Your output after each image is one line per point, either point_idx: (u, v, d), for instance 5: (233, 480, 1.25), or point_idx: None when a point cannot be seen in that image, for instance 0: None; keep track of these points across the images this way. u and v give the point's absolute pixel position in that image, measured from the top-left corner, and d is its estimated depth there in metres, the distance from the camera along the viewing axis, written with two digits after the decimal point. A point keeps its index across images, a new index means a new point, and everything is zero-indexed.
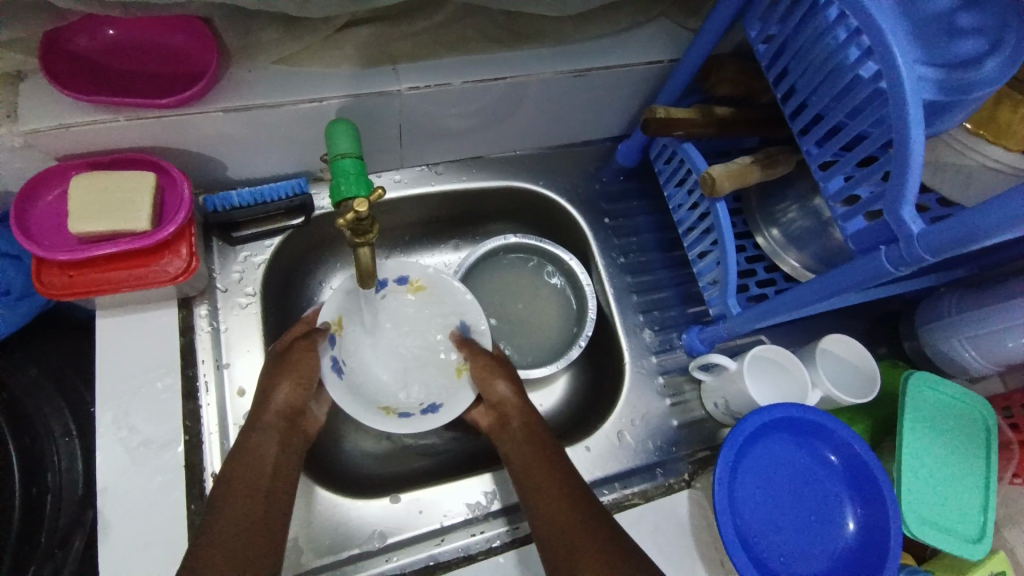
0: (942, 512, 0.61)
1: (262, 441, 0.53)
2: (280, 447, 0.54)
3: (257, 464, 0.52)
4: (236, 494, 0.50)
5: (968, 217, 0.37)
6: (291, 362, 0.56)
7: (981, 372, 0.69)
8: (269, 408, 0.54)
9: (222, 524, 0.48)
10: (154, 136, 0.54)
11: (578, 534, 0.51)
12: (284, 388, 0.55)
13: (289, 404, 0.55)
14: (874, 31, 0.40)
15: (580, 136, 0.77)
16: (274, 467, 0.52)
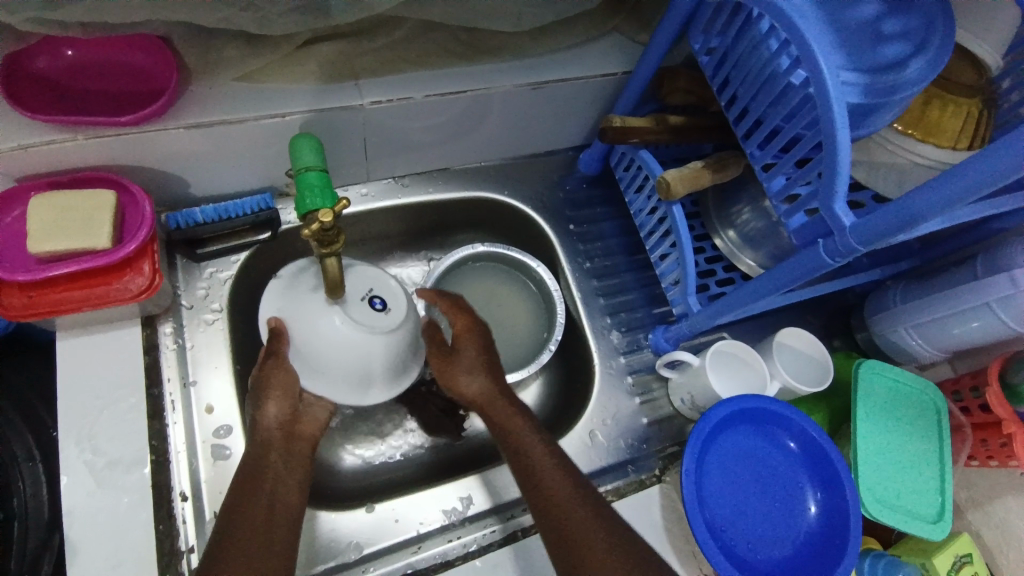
0: (900, 495, 0.64)
1: (258, 456, 0.52)
2: (280, 460, 0.53)
3: (258, 475, 0.51)
4: (240, 504, 0.49)
5: (894, 209, 0.40)
6: (266, 378, 0.55)
7: (929, 359, 0.73)
8: (258, 427, 0.54)
9: (236, 535, 0.47)
10: (116, 155, 0.54)
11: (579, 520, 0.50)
12: (271, 406, 0.55)
13: (281, 418, 0.55)
14: (801, 42, 0.43)
15: (544, 147, 0.80)
16: (274, 475, 0.52)
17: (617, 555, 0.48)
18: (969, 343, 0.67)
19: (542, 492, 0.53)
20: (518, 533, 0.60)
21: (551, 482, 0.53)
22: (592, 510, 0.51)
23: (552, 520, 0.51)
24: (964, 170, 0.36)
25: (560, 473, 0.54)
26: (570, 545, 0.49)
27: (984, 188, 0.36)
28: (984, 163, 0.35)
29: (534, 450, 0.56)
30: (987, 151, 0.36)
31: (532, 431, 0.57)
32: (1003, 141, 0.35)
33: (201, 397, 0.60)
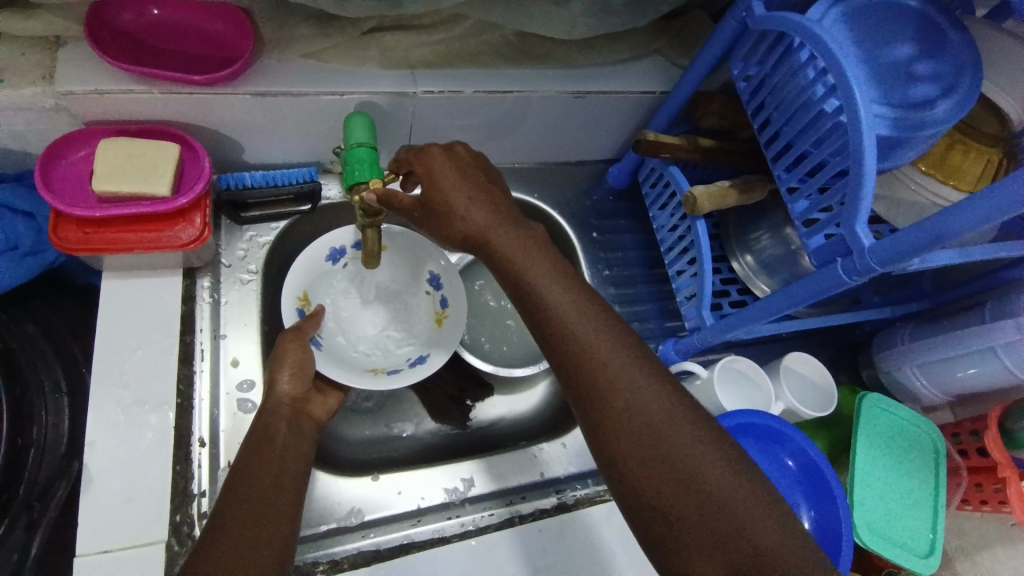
0: (891, 526, 0.65)
1: (269, 423, 0.54)
2: (287, 428, 0.54)
3: (267, 441, 0.52)
4: (247, 470, 0.49)
5: (915, 231, 0.42)
6: (280, 352, 0.58)
7: (932, 401, 0.75)
8: (274, 393, 0.56)
9: (241, 490, 0.48)
10: (183, 112, 0.57)
11: (614, 377, 0.46)
12: (287, 372, 0.57)
13: (293, 393, 0.57)
14: (838, 71, 0.46)
15: (576, 156, 0.83)
16: (282, 443, 0.53)
17: (673, 419, 0.45)
18: (970, 387, 0.69)
19: (575, 347, 0.47)
20: (514, 517, 0.62)
21: (587, 338, 0.47)
22: (642, 369, 0.46)
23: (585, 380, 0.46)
24: (986, 196, 0.39)
25: (596, 330, 0.48)
26: (603, 406, 0.45)
27: (1003, 213, 0.39)
28: (1004, 191, 0.38)
29: (560, 297, 0.49)
30: (1007, 180, 0.38)
31: (551, 276, 0.50)
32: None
33: (228, 351, 0.62)
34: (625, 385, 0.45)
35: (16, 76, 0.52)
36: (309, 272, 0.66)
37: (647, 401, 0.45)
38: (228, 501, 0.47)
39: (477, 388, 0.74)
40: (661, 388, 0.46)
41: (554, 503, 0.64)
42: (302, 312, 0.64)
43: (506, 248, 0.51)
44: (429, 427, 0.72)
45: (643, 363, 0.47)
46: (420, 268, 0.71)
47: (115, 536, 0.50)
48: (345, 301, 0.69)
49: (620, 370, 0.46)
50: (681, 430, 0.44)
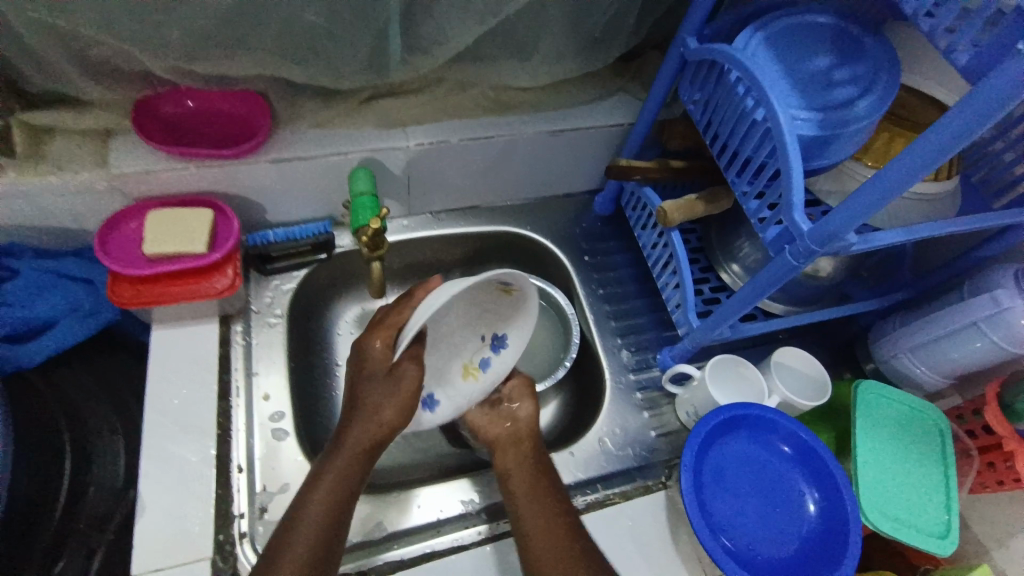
0: (904, 509, 0.65)
1: (341, 471, 0.56)
2: (356, 477, 0.57)
3: (338, 489, 0.55)
4: (302, 521, 0.53)
5: (839, 212, 0.47)
6: (381, 379, 0.59)
7: (937, 387, 0.76)
8: (347, 439, 0.57)
9: (294, 540, 0.52)
10: (215, 183, 0.68)
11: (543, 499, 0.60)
12: (389, 413, 0.58)
13: (388, 425, 0.58)
14: (759, 87, 0.53)
15: (562, 189, 0.91)
16: (348, 496, 0.56)
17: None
18: (966, 367, 0.70)
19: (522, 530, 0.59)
20: None
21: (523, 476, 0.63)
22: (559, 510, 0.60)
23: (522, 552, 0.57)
24: (889, 169, 0.44)
25: (540, 509, 0.60)
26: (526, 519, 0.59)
27: (906, 182, 0.43)
28: (900, 164, 0.43)
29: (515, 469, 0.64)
30: (903, 153, 0.43)
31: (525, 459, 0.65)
32: (914, 145, 0.42)
33: (261, 386, 0.69)
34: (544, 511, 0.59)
35: (79, 165, 0.63)
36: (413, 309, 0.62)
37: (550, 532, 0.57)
38: (281, 542, 0.52)
39: None
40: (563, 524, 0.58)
41: None
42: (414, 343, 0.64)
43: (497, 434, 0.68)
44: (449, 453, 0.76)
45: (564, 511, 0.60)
46: (491, 321, 0.70)
47: (165, 555, 0.56)
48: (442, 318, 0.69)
49: (551, 554, 0.56)
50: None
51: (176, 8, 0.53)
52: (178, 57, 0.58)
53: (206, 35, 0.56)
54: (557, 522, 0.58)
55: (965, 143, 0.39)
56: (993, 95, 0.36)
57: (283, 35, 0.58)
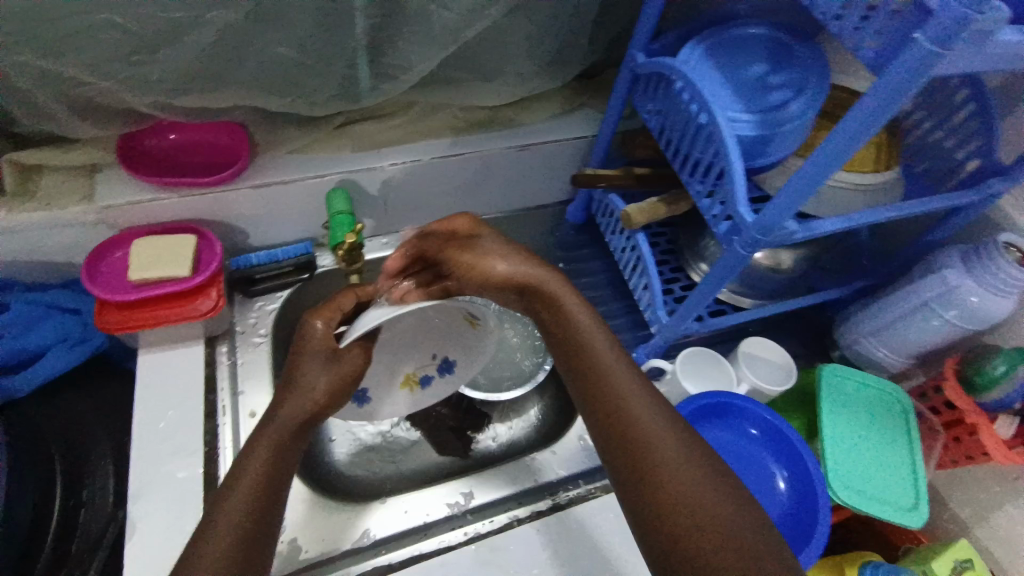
0: (872, 484, 0.68)
1: (264, 448, 0.53)
2: (285, 444, 0.54)
3: (272, 464, 0.53)
4: (225, 504, 0.50)
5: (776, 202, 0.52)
6: (308, 354, 0.57)
7: (898, 368, 0.80)
8: (284, 411, 0.55)
9: (225, 517, 0.49)
10: (198, 210, 0.71)
11: (634, 404, 0.55)
12: (326, 377, 0.56)
13: (328, 388, 0.56)
14: (698, 94, 0.58)
15: (535, 202, 0.96)
16: (277, 465, 0.53)
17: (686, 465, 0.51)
18: (923, 345, 0.75)
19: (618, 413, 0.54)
20: (513, 520, 0.68)
21: (613, 381, 0.56)
22: (657, 415, 0.54)
23: (614, 435, 0.54)
24: (812, 160, 0.48)
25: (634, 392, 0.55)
26: (616, 423, 0.54)
27: (829, 171, 0.48)
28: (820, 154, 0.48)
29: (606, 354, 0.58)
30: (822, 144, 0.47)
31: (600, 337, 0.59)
32: (834, 133, 0.45)
33: (247, 404, 0.71)
34: (640, 414, 0.54)
35: (65, 199, 0.66)
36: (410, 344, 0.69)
37: (657, 438, 0.52)
38: (217, 509, 0.50)
39: (477, 418, 0.85)
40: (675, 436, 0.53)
41: (549, 505, 0.70)
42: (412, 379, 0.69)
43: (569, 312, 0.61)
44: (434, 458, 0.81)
45: (660, 411, 0.55)
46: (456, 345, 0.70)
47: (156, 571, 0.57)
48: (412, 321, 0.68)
49: (672, 459, 0.51)
50: (692, 471, 0.51)
51: (158, 50, 0.57)
52: (159, 93, 0.61)
53: (186, 72, 0.60)
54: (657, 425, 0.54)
55: (883, 121, 0.43)
56: (894, 83, 0.41)
57: (258, 68, 0.62)
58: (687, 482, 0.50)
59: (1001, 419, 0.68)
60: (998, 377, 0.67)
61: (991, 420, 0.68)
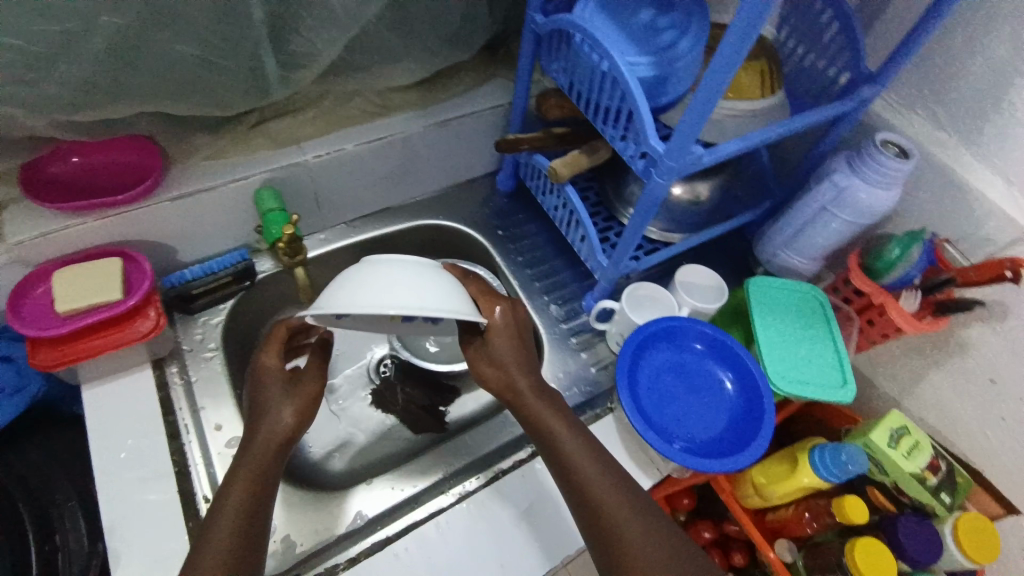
0: (806, 373, 0.76)
1: (233, 487, 0.57)
2: (247, 488, 0.57)
3: (255, 501, 0.57)
4: (213, 537, 0.54)
5: (681, 128, 0.56)
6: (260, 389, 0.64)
7: (811, 270, 0.90)
8: (259, 433, 0.60)
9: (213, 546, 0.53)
10: (119, 232, 0.68)
11: (597, 476, 0.61)
12: (290, 409, 0.62)
13: (295, 417, 0.62)
14: (597, 43, 0.62)
15: (464, 176, 0.98)
16: (249, 493, 0.57)
17: (655, 545, 0.58)
18: (827, 246, 0.84)
19: (593, 507, 0.60)
20: (497, 472, 0.70)
21: (574, 459, 0.63)
22: (616, 483, 0.61)
23: (587, 508, 0.61)
24: (705, 84, 0.53)
25: (606, 482, 0.61)
26: (583, 493, 0.61)
27: (721, 90, 0.53)
28: (711, 76, 0.53)
29: (575, 450, 0.63)
30: (711, 67, 0.52)
31: (568, 429, 0.65)
32: (718, 53, 0.51)
33: (211, 419, 0.70)
34: (602, 486, 0.61)
35: None
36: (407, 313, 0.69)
37: (619, 511, 0.59)
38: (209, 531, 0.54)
39: (446, 393, 0.89)
40: (628, 502, 0.60)
41: (529, 451, 0.72)
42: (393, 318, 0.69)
43: (540, 410, 0.65)
44: (412, 440, 0.86)
45: (620, 478, 0.62)
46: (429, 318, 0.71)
47: None
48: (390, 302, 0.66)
49: (630, 521, 0.59)
50: (643, 533, 0.59)
51: (45, 65, 0.54)
52: (55, 111, 0.59)
53: (83, 86, 0.57)
54: (615, 493, 0.61)
55: (756, 37, 0.49)
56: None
57: (160, 72, 0.60)
58: (639, 536, 0.58)
59: (905, 296, 0.77)
60: (894, 261, 0.76)
61: (897, 298, 0.77)
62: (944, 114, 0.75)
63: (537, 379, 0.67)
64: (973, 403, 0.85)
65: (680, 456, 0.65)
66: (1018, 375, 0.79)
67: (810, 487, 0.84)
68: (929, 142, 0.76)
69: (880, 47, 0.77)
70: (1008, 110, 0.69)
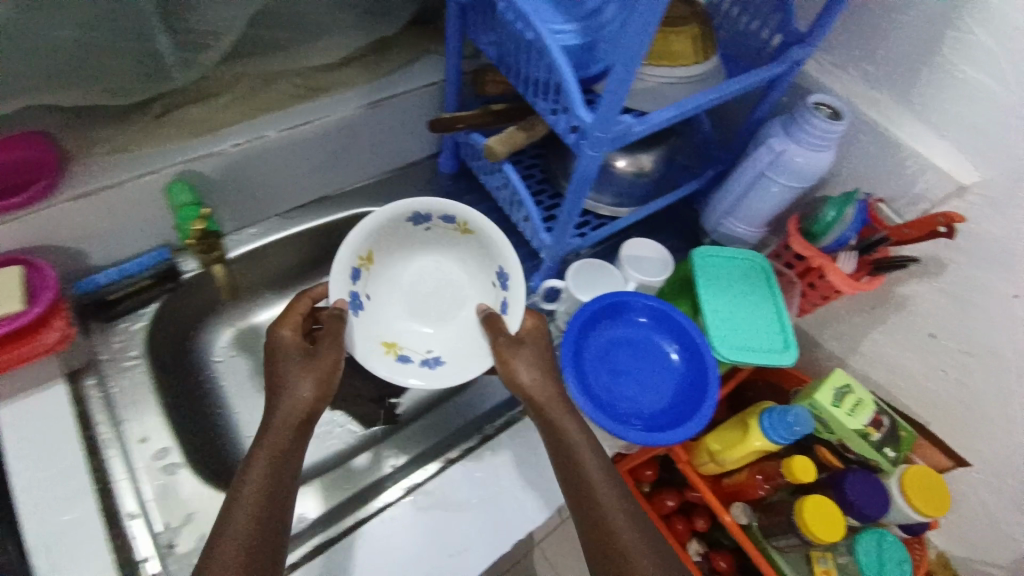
0: (750, 340, 0.78)
1: (251, 471, 0.58)
2: (264, 475, 0.58)
3: (270, 494, 0.57)
4: (228, 522, 0.55)
5: (607, 94, 0.54)
6: (276, 380, 0.64)
7: (754, 237, 0.90)
8: (276, 414, 0.61)
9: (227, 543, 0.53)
10: (17, 237, 0.62)
11: (604, 485, 0.61)
12: (308, 382, 0.63)
13: (312, 401, 0.63)
14: (519, 9, 0.59)
15: (405, 159, 0.94)
16: (263, 487, 0.57)
17: (647, 549, 0.58)
18: (769, 211, 0.85)
19: (588, 498, 0.60)
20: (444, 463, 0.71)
21: (585, 467, 0.62)
22: (621, 494, 0.61)
23: (591, 518, 0.60)
24: (626, 45, 0.51)
25: (612, 491, 0.61)
26: (586, 503, 0.60)
27: (642, 51, 0.51)
28: (631, 37, 0.51)
29: (587, 454, 0.63)
30: (631, 28, 0.50)
31: (584, 438, 0.64)
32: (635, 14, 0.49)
33: (133, 431, 0.68)
34: (605, 500, 0.60)
35: None
36: (406, 337, 0.77)
37: (623, 525, 0.59)
38: (224, 518, 0.55)
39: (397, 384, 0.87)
40: (632, 518, 0.60)
41: (476, 441, 0.73)
42: (391, 354, 0.73)
43: (558, 418, 0.64)
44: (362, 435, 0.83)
45: (625, 493, 0.62)
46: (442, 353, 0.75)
47: None
48: (409, 316, 0.79)
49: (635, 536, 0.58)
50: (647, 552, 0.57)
51: None
52: None
53: None
54: (619, 507, 0.60)
55: None
56: None
57: (38, 55, 0.54)
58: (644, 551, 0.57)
59: (842, 257, 0.77)
60: (830, 223, 0.77)
61: (835, 259, 0.78)
62: (876, 72, 0.75)
63: (558, 381, 0.67)
64: (914, 357, 0.88)
65: (640, 436, 0.66)
66: (954, 327, 0.81)
67: (762, 450, 0.86)
68: (862, 102, 0.76)
69: (811, 8, 0.76)
70: (935, 65, 0.69)
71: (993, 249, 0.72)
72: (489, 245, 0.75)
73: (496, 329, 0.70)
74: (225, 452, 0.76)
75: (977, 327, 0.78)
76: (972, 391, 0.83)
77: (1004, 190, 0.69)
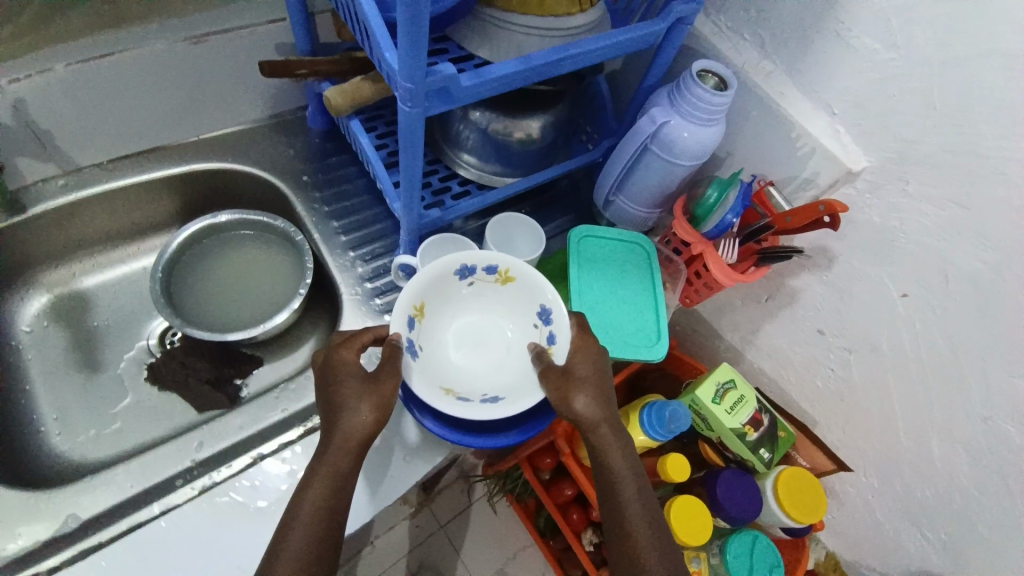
0: (620, 332, 0.73)
1: (302, 498, 0.55)
2: (314, 503, 0.55)
3: (315, 525, 0.54)
4: (277, 550, 0.53)
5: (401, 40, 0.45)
6: (332, 395, 0.58)
7: (648, 219, 0.83)
8: (334, 436, 0.56)
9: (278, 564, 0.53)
10: None
11: (638, 530, 0.59)
12: (367, 408, 0.57)
13: (373, 424, 0.57)
14: None
15: (266, 109, 0.83)
16: (310, 515, 0.55)
17: None
18: (660, 191, 0.77)
19: (623, 538, 0.59)
20: (254, 458, 0.63)
21: (627, 506, 0.60)
22: (659, 541, 0.59)
23: (624, 559, 0.59)
24: None
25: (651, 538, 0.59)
26: (620, 542, 0.60)
27: None
28: None
29: (629, 494, 0.61)
30: None
31: (631, 476, 0.61)
32: None
33: None
34: (642, 545, 0.59)
35: None
36: (461, 380, 0.65)
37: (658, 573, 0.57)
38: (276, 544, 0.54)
39: (239, 363, 0.77)
40: (670, 563, 0.58)
41: (300, 432, 0.65)
42: (448, 396, 0.62)
43: (608, 451, 0.61)
44: (197, 418, 0.75)
45: (668, 540, 0.60)
46: (522, 386, 0.64)
47: None
48: (466, 354, 0.68)
49: None
50: None
51: None
52: None
53: None
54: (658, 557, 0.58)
55: None
56: None
57: None
58: None
59: (724, 244, 0.71)
60: (711, 205, 0.72)
61: (716, 246, 0.71)
62: (769, 39, 0.66)
63: (616, 420, 0.62)
64: (806, 354, 0.80)
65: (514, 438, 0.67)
66: (842, 322, 0.72)
67: (644, 445, 0.82)
68: (753, 73, 0.68)
69: None
70: (826, 30, 0.60)
71: (877, 239, 0.63)
72: (533, 286, 0.66)
73: (545, 364, 0.62)
74: (17, 439, 0.68)
75: (862, 327, 0.71)
76: (856, 387, 0.76)
77: (890, 175, 0.60)
